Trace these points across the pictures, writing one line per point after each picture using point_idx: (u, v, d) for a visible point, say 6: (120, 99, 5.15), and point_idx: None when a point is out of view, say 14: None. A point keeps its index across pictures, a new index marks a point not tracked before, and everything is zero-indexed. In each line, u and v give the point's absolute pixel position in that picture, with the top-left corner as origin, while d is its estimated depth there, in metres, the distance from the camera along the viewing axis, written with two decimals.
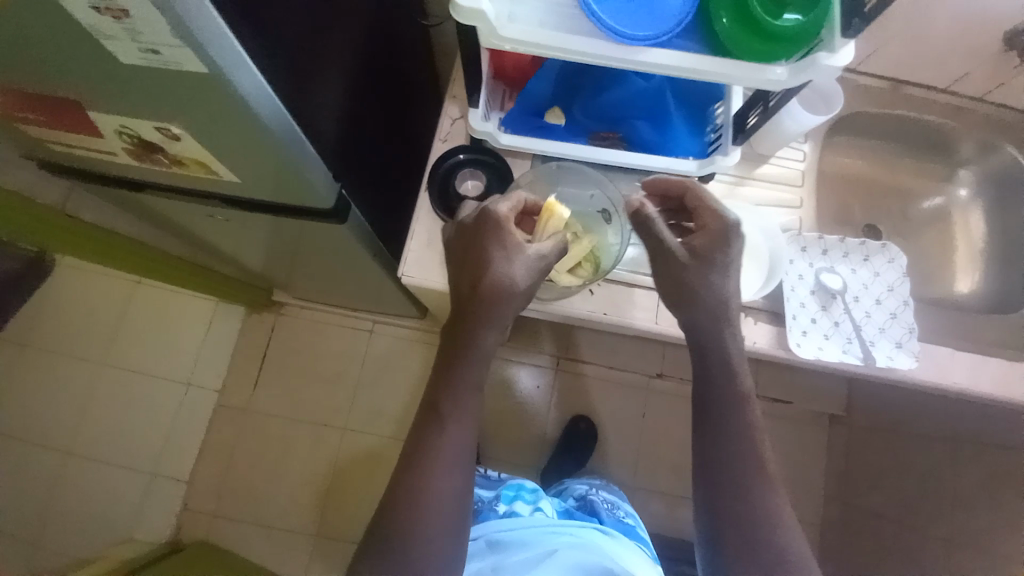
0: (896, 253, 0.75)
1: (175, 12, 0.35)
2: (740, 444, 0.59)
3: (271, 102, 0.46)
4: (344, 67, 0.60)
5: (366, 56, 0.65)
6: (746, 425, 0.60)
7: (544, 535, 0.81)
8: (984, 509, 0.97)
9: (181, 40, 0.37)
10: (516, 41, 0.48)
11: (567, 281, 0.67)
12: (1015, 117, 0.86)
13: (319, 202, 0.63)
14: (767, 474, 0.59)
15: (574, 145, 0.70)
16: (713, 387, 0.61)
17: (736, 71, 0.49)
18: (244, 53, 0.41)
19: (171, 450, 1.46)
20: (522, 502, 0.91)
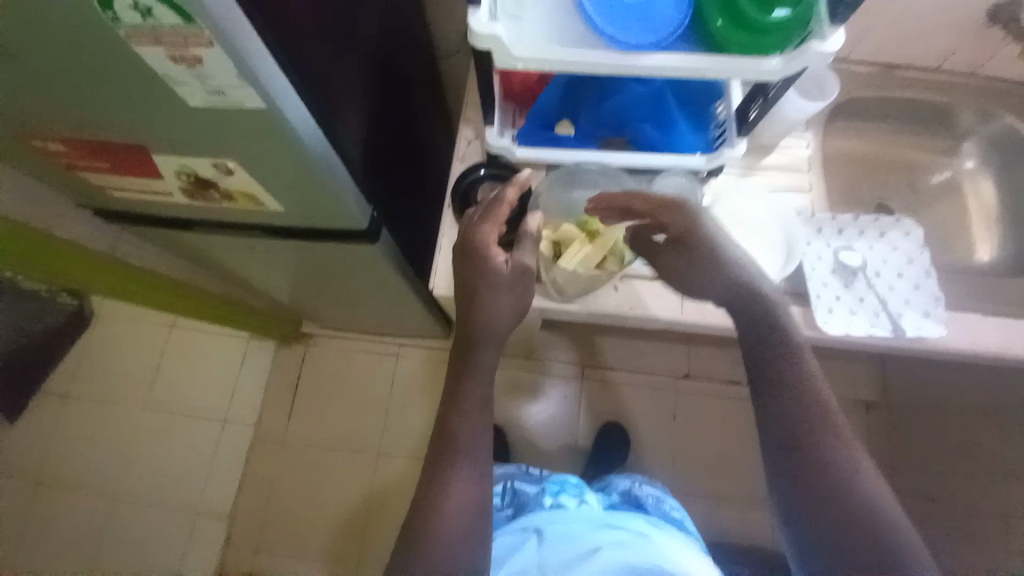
0: (912, 226, 0.76)
1: (239, 56, 0.40)
2: (809, 421, 0.59)
3: (312, 132, 0.51)
4: (367, 99, 0.66)
5: (384, 88, 0.71)
6: (814, 402, 0.59)
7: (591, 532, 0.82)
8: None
9: (244, 79, 0.42)
10: (528, 58, 0.53)
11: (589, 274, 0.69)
12: (1011, 86, 0.88)
13: (354, 223, 0.68)
14: (843, 450, 0.58)
15: (584, 151, 0.75)
16: (776, 367, 0.61)
17: (732, 63, 0.52)
18: (291, 88, 0.46)
19: (213, 487, 1.51)
20: (568, 496, 0.93)
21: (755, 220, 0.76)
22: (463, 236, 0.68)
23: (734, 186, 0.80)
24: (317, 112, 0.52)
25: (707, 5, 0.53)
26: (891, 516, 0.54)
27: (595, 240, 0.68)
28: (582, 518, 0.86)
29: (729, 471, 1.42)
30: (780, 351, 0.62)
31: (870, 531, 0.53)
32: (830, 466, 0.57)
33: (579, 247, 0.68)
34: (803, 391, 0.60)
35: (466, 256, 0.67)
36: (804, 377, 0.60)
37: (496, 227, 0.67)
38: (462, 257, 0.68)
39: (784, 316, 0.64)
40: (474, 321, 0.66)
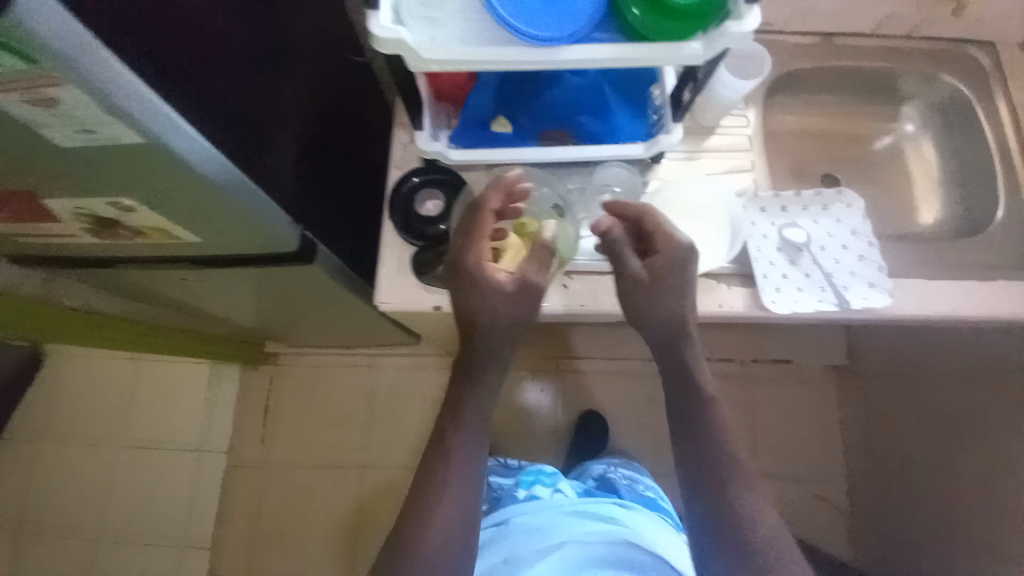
0: (853, 197, 0.76)
1: (101, 91, 0.37)
2: (704, 455, 0.69)
3: (213, 158, 0.48)
4: (282, 113, 0.62)
5: (303, 100, 0.67)
6: (709, 439, 0.69)
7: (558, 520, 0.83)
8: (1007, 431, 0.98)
9: (113, 116, 0.39)
10: (441, 60, 0.50)
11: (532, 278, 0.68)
12: (944, 47, 0.89)
13: (283, 244, 0.64)
14: (745, 489, 0.67)
15: (524, 149, 0.72)
16: (688, 416, 0.71)
17: (654, 51, 0.50)
18: (177, 115, 0.43)
19: (192, 518, 1.47)
20: (542, 486, 0.91)
21: (700, 204, 0.75)
22: (451, 259, 0.66)
23: (679, 172, 0.78)
24: (208, 133, 0.47)
25: None
26: (782, 543, 0.65)
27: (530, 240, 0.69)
28: (553, 506, 0.85)
29: None
30: (688, 393, 0.71)
31: (767, 560, 0.64)
32: (737, 513, 0.66)
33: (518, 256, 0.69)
34: (708, 425, 0.70)
35: (466, 282, 0.65)
36: (709, 418, 0.70)
37: (484, 240, 0.65)
38: (457, 282, 0.66)
39: (699, 360, 0.71)
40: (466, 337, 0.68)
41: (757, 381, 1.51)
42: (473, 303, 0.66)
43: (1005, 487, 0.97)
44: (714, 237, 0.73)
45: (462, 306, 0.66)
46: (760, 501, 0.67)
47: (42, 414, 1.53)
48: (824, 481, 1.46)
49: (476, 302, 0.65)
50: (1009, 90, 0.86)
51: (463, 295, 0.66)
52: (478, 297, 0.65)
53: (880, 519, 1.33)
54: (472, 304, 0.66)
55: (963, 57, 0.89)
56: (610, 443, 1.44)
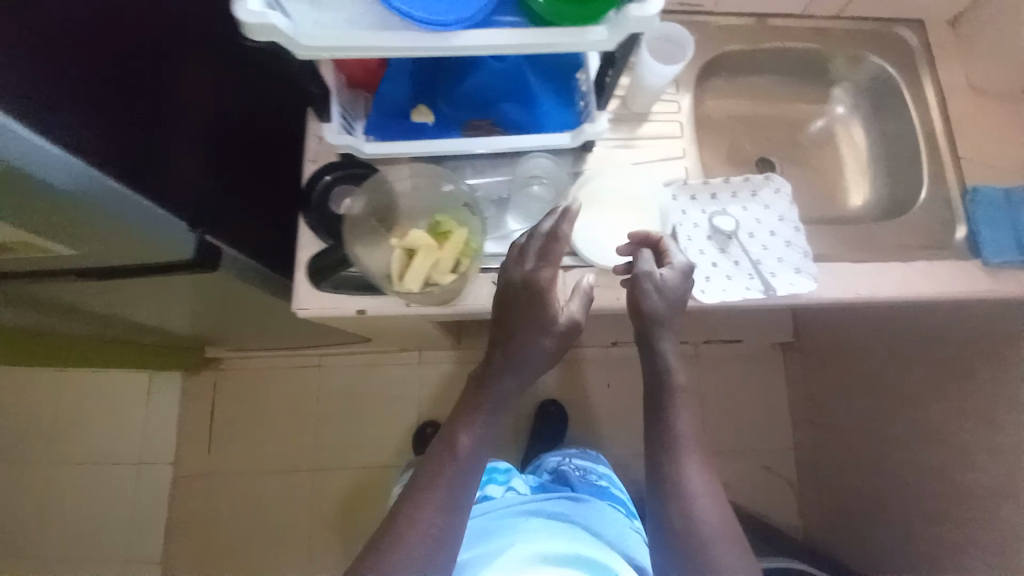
0: (781, 182, 0.76)
1: None
2: (662, 445, 0.68)
3: (51, 154, 0.45)
4: (157, 107, 0.56)
5: (189, 91, 0.61)
6: (669, 425, 0.68)
7: (509, 519, 0.84)
8: (937, 403, 1.03)
9: None
10: (324, 48, 0.46)
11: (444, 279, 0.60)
12: (872, 27, 0.89)
13: (176, 252, 0.60)
14: (703, 477, 0.65)
15: (446, 140, 0.68)
16: (658, 399, 0.69)
17: (553, 37, 0.48)
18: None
19: (138, 535, 1.41)
20: (495, 484, 0.91)
21: (630, 194, 0.73)
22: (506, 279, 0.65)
23: (609, 160, 0.77)
24: None
25: None
26: (733, 533, 0.63)
27: (445, 241, 0.60)
28: (505, 505, 0.87)
29: None
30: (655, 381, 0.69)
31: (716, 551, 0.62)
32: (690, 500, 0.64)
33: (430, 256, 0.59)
34: (661, 414, 0.68)
35: (522, 300, 0.64)
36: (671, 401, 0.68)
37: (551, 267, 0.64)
38: (505, 301, 0.65)
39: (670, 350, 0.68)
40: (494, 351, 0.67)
41: (708, 361, 1.55)
42: (522, 324, 0.65)
43: (937, 455, 1.03)
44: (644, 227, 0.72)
45: (506, 326, 0.65)
46: (714, 489, 0.66)
47: None
48: (772, 454, 1.51)
49: (521, 321, 0.65)
50: (934, 70, 0.87)
51: (514, 315, 0.65)
52: (529, 317, 0.64)
53: (824, 488, 1.39)
54: (519, 322, 0.65)
55: (891, 37, 0.89)
56: (568, 430, 1.45)
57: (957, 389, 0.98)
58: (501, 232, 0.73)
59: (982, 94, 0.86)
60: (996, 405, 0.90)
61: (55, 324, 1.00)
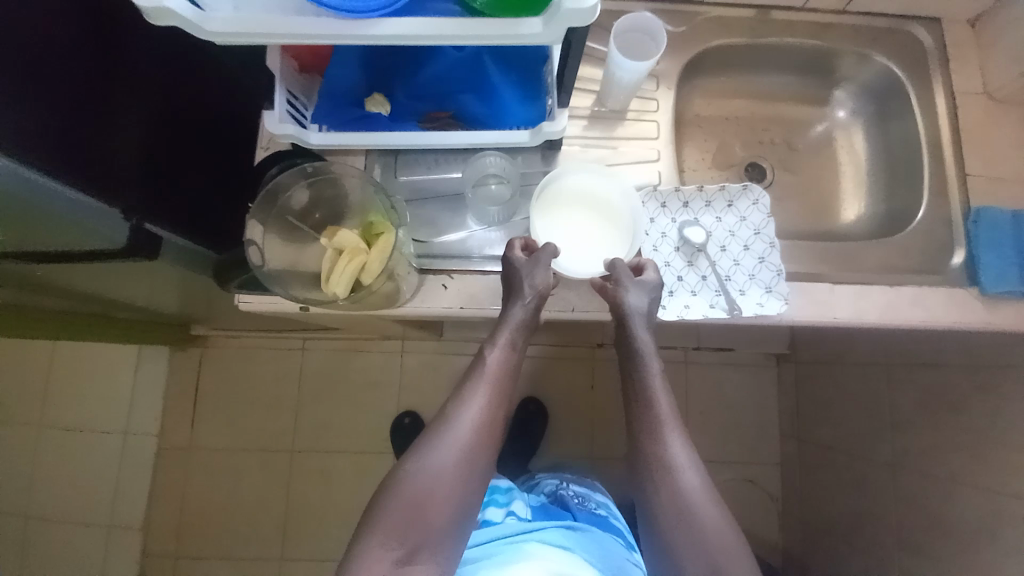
0: (760, 193, 0.70)
1: None
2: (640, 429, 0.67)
3: None
4: (80, 83, 0.54)
5: (122, 68, 0.59)
6: (648, 411, 0.67)
7: (511, 545, 0.76)
8: (925, 434, 0.97)
9: None
10: (233, 35, 0.43)
11: (374, 286, 0.55)
12: (882, 25, 0.82)
13: (111, 240, 0.61)
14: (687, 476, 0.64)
15: (400, 132, 0.65)
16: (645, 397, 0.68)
17: (482, 31, 0.44)
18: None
19: (121, 502, 1.46)
20: (495, 507, 0.85)
21: (593, 195, 0.68)
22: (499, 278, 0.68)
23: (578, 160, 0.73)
24: None
25: None
26: (725, 540, 0.61)
27: (374, 245, 0.55)
28: (505, 530, 0.78)
29: None
30: (630, 369, 0.69)
31: (704, 556, 0.60)
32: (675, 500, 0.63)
33: (354, 261, 0.54)
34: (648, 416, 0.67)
35: (507, 283, 0.66)
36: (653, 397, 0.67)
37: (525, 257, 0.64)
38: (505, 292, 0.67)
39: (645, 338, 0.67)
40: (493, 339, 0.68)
41: (697, 369, 1.50)
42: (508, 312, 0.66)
43: (918, 487, 0.97)
44: (608, 235, 0.68)
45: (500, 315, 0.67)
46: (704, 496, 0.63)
47: None
48: (756, 467, 1.46)
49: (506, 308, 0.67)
50: (948, 75, 0.79)
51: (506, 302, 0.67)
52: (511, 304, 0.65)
53: (805, 507, 1.34)
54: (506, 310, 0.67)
55: (901, 36, 0.82)
56: (546, 431, 1.43)
57: (948, 421, 0.91)
58: (461, 230, 0.70)
59: (1000, 102, 0.77)
60: (986, 442, 0.84)
61: (28, 300, 1.01)
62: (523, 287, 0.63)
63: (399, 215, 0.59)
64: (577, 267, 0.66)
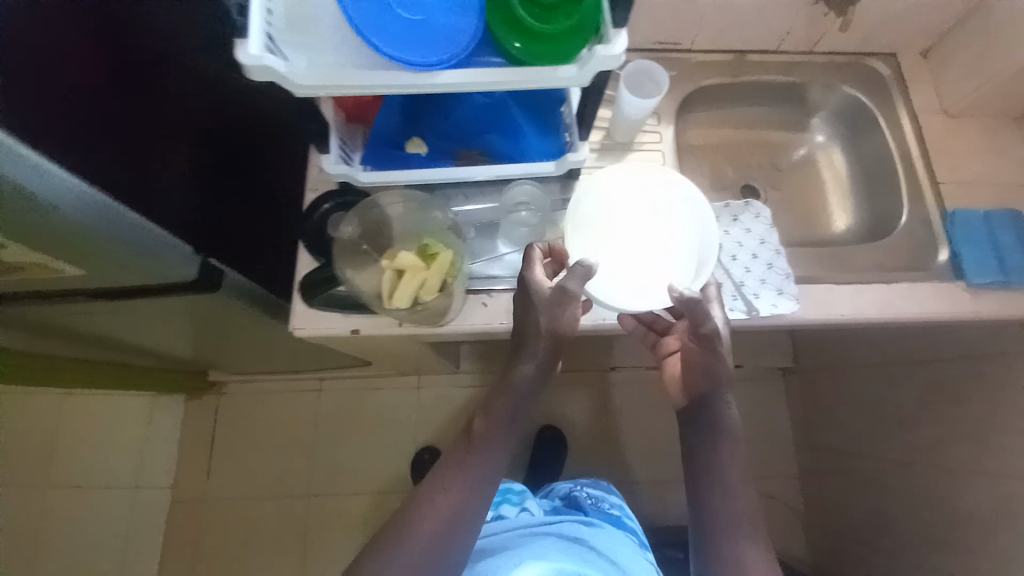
0: (760, 207, 0.79)
1: None
2: (720, 481, 0.66)
3: (70, 185, 0.48)
4: (163, 133, 0.59)
5: (198, 118, 0.65)
6: (726, 462, 0.66)
7: (526, 538, 0.79)
8: (932, 426, 1.01)
9: None
10: (317, 86, 0.51)
11: (432, 300, 0.64)
12: (847, 60, 0.94)
13: (179, 273, 0.65)
14: (756, 538, 0.63)
15: (437, 168, 0.72)
16: (713, 448, 0.67)
17: (527, 75, 0.53)
18: (11, 137, 0.43)
19: (132, 561, 1.41)
20: (509, 504, 0.90)
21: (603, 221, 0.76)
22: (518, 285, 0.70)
23: None
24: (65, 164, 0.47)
25: (502, 31, 0.52)
26: None
27: (433, 263, 0.64)
28: (519, 524, 0.83)
29: (662, 454, 1.45)
30: (714, 420, 0.68)
31: None
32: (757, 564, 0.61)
33: (416, 276, 0.62)
34: (718, 456, 0.67)
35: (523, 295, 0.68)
36: (729, 441, 0.67)
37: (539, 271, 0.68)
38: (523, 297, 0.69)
39: (722, 408, 0.68)
40: (522, 358, 0.68)
41: None
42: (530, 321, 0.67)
43: (933, 478, 1.01)
44: (618, 259, 0.74)
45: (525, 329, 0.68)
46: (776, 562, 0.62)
47: None
48: (776, 481, 1.47)
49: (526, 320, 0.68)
50: (907, 99, 0.91)
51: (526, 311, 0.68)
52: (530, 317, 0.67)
53: (826, 516, 1.35)
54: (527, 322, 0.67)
55: (864, 69, 0.94)
56: (566, 456, 1.43)
57: (952, 410, 0.96)
58: (490, 255, 0.77)
59: (954, 118, 0.89)
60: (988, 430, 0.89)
61: (59, 349, 1.03)
62: (537, 325, 0.66)
63: (456, 228, 0.69)
64: (602, 287, 0.70)
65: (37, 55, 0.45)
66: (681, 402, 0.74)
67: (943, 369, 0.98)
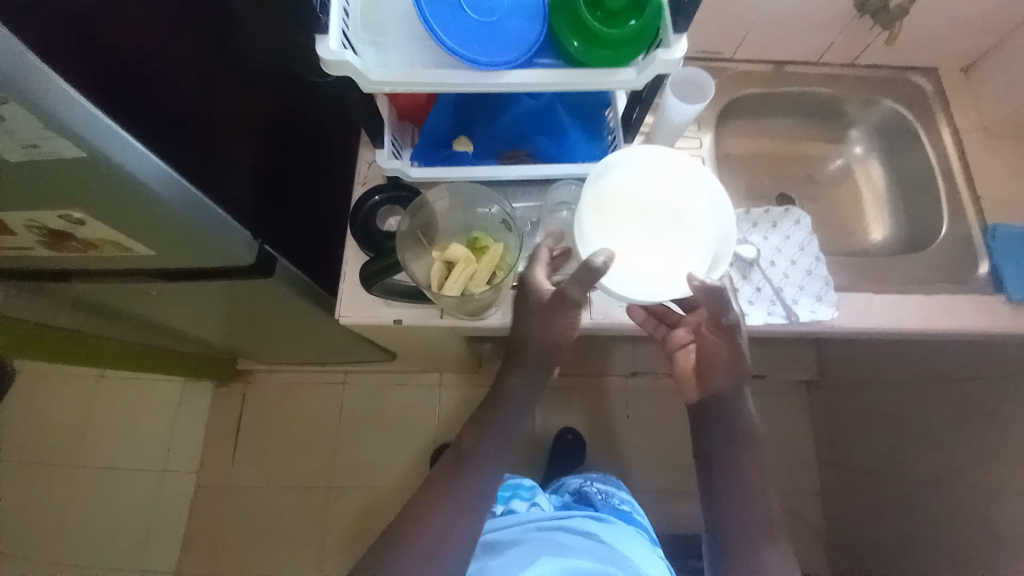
0: (800, 215, 0.80)
1: (48, 117, 0.41)
2: (754, 484, 0.67)
3: (155, 168, 0.51)
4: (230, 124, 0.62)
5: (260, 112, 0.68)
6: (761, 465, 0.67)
7: (538, 533, 0.81)
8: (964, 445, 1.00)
9: (71, 143, 0.44)
10: (387, 82, 0.53)
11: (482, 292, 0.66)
12: (888, 74, 0.95)
13: (237, 258, 0.67)
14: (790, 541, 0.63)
15: (483, 167, 0.73)
16: (748, 450, 0.68)
17: (586, 77, 0.54)
18: (110, 121, 0.46)
19: (156, 542, 1.44)
20: (520, 499, 0.89)
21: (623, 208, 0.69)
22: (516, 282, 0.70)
23: None
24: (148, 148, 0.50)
25: (562, 31, 0.54)
26: None
27: (483, 257, 0.67)
28: (531, 519, 0.84)
29: (681, 463, 1.45)
30: (747, 422, 0.69)
31: None
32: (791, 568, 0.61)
33: (469, 266, 0.66)
34: (752, 459, 0.67)
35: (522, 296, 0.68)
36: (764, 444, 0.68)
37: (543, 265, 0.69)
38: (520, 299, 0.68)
39: (746, 410, 0.70)
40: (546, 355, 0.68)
41: None
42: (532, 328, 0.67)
43: (965, 498, 0.99)
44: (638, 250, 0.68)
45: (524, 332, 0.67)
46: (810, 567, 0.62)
47: (15, 434, 1.52)
48: (796, 496, 1.45)
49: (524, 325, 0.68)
50: (949, 114, 0.91)
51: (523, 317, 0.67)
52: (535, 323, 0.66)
53: (848, 533, 1.33)
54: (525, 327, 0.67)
55: (905, 83, 0.94)
56: (585, 460, 1.43)
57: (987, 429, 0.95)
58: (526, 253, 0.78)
59: (997, 135, 0.89)
60: (1010, 448, 0.88)
61: (105, 330, 1.07)
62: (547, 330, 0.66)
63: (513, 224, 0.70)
64: (620, 283, 0.66)
65: (128, 43, 0.49)
66: (693, 399, 0.74)
67: (979, 387, 0.96)
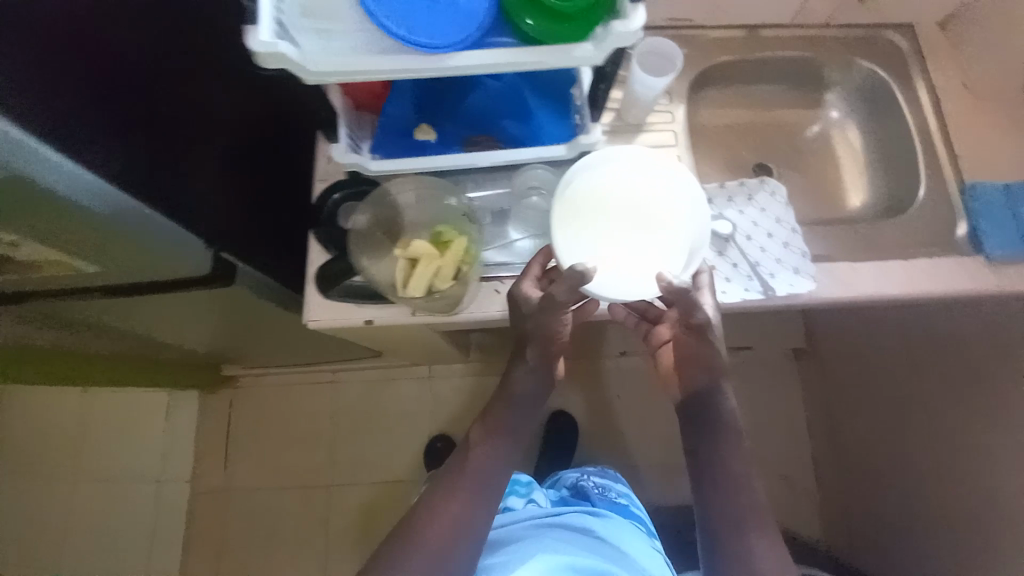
0: (776, 185, 0.78)
1: None
2: (740, 462, 0.66)
3: (88, 181, 0.49)
4: (172, 128, 0.58)
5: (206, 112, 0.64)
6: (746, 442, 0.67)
7: (536, 529, 0.80)
8: (952, 406, 1.00)
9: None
10: (329, 72, 0.49)
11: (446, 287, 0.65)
12: (865, 34, 0.92)
13: (193, 267, 0.65)
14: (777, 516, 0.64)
15: (448, 155, 0.70)
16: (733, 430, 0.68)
17: (542, 54, 0.51)
18: (32, 136, 0.44)
19: (156, 551, 1.44)
20: (516, 496, 0.90)
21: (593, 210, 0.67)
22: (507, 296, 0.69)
23: None
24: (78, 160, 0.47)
25: (514, 8, 0.51)
26: None
27: (446, 251, 0.65)
28: (528, 516, 0.84)
29: (675, 438, 1.46)
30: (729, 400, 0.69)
31: None
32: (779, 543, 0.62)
33: (431, 263, 0.64)
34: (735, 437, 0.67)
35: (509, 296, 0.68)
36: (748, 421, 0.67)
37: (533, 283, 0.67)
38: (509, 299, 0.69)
39: (728, 388, 0.69)
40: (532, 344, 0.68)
41: None
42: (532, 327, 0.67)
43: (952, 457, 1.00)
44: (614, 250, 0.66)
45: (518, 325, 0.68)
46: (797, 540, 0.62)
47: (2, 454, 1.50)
48: (789, 463, 1.47)
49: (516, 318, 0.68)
50: (926, 73, 0.89)
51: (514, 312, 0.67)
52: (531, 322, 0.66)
53: (840, 496, 1.35)
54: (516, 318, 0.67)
55: (882, 43, 0.91)
56: (579, 443, 1.44)
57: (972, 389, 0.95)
58: (500, 242, 0.75)
59: (976, 92, 0.86)
60: (996, 405, 0.89)
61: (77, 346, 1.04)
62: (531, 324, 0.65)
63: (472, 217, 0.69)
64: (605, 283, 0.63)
65: None
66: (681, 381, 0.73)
67: (964, 348, 0.96)
